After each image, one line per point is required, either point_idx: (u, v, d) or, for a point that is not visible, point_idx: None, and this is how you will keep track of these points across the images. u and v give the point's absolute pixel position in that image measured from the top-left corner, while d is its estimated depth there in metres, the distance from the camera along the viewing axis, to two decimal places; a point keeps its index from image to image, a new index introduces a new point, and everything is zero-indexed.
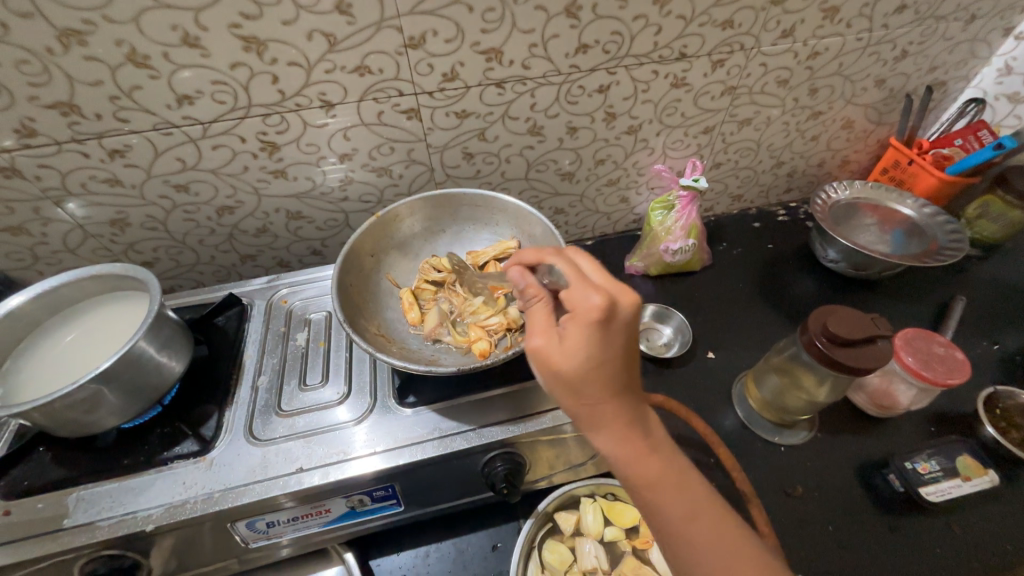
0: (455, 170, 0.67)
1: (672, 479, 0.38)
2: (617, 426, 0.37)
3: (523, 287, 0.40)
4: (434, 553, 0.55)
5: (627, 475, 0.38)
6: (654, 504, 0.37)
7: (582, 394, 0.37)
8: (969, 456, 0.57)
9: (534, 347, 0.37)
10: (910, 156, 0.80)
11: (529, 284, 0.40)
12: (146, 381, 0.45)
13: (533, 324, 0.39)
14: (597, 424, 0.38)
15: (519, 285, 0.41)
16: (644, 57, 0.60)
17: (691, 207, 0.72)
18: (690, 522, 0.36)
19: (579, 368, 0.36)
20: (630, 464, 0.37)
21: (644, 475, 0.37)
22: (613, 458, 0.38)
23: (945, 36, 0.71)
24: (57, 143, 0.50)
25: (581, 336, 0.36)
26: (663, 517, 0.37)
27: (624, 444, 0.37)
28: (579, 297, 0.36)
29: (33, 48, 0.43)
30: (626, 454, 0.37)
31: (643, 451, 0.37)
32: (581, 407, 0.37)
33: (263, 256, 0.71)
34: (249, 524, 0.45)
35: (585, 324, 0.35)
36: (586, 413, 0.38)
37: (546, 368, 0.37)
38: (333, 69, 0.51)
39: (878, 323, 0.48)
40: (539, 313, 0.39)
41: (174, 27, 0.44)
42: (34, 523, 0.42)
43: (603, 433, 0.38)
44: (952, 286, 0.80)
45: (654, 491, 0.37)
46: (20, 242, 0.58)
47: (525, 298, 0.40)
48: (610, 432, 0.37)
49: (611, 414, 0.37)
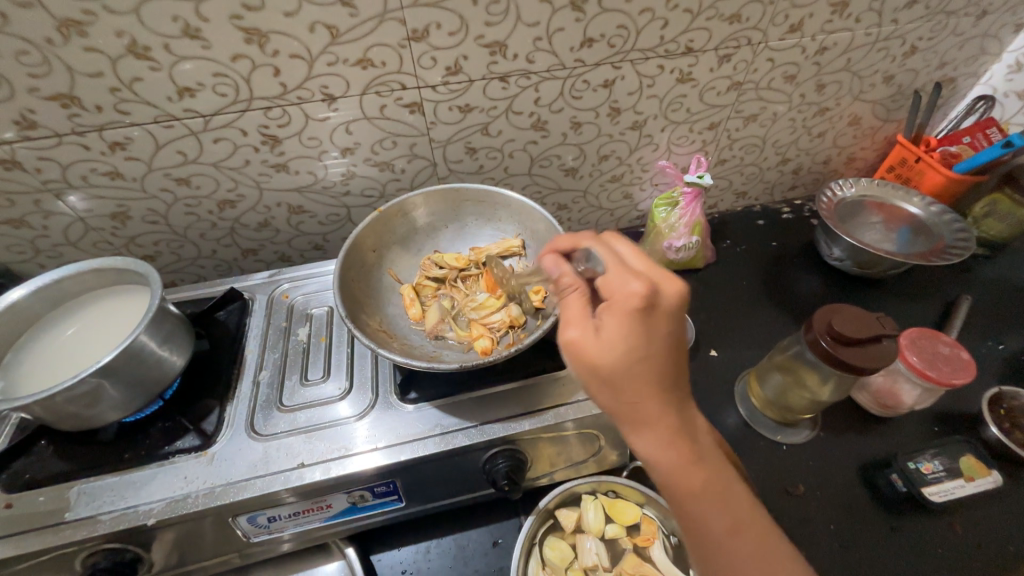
0: (458, 165, 0.67)
1: (718, 491, 0.36)
2: (659, 428, 0.36)
3: (558, 277, 0.40)
4: (435, 548, 0.55)
5: (667, 481, 0.36)
6: (696, 515, 0.35)
7: (622, 389, 0.36)
8: (972, 456, 0.58)
9: (570, 337, 0.37)
10: (916, 154, 0.79)
11: (564, 275, 0.41)
12: (147, 376, 0.45)
13: (569, 315, 0.38)
14: (636, 424, 0.36)
15: (554, 274, 0.41)
16: (650, 51, 0.59)
17: (695, 203, 0.71)
18: (735, 538, 0.34)
19: (618, 360, 0.35)
20: (672, 470, 0.36)
21: (687, 483, 0.35)
22: (653, 462, 0.36)
23: (955, 32, 0.70)
24: (57, 135, 0.49)
25: (621, 325, 0.35)
26: (706, 529, 0.35)
27: (666, 448, 0.36)
28: (618, 285, 0.37)
29: (32, 39, 0.42)
30: (669, 459, 0.36)
31: (685, 457, 0.36)
32: (621, 404, 0.36)
33: (265, 251, 0.70)
34: (250, 519, 0.45)
35: (625, 312, 0.35)
36: (626, 411, 0.36)
37: (582, 359, 0.36)
38: (335, 62, 0.51)
39: (883, 322, 0.48)
40: (574, 304, 0.39)
41: (175, 18, 0.44)
42: (36, 516, 0.42)
43: (643, 435, 0.36)
44: (957, 286, 0.79)
45: (698, 501, 0.35)
46: (21, 235, 0.58)
47: (560, 288, 0.40)
48: (653, 435, 0.36)
49: (652, 414, 0.36)
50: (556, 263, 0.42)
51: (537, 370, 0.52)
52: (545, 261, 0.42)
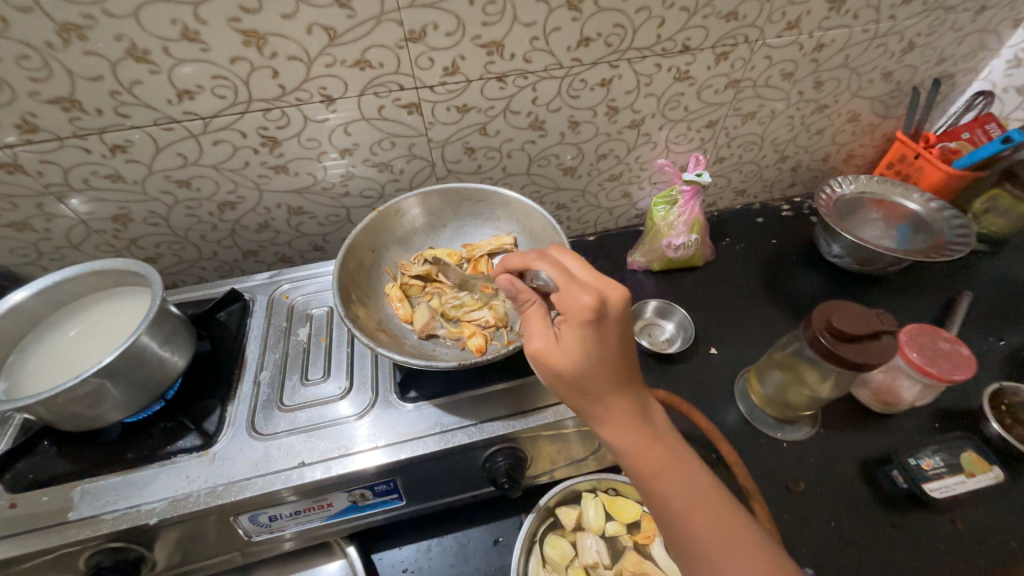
0: (457, 165, 0.67)
1: (678, 470, 0.38)
2: (619, 418, 0.39)
3: (514, 294, 0.40)
4: (436, 547, 0.55)
5: (631, 466, 0.39)
6: (660, 495, 0.38)
7: (584, 389, 0.38)
8: (973, 452, 0.57)
9: (534, 349, 0.38)
10: (916, 150, 0.79)
11: (521, 290, 0.41)
12: (149, 376, 0.45)
13: (530, 327, 0.40)
14: (600, 418, 0.39)
15: (512, 292, 0.41)
16: (647, 50, 0.59)
17: (693, 202, 0.71)
18: (698, 514, 0.37)
19: (578, 366, 0.37)
20: (635, 455, 0.39)
21: (648, 465, 0.38)
22: (617, 449, 0.39)
23: (954, 28, 0.70)
24: (59, 139, 0.50)
25: (576, 335, 0.37)
26: (670, 509, 0.38)
27: (627, 437, 0.39)
28: (569, 298, 0.37)
29: (33, 43, 0.42)
30: (630, 444, 0.39)
31: (645, 445, 0.39)
32: (585, 401, 0.39)
33: (265, 252, 0.71)
34: (252, 517, 0.45)
35: (579, 323, 0.36)
36: (590, 407, 0.39)
37: (547, 369, 0.38)
38: (333, 63, 0.51)
39: (883, 318, 0.48)
40: (534, 317, 0.40)
41: (173, 21, 0.44)
42: (40, 516, 0.42)
43: (606, 427, 0.39)
44: (957, 282, 0.79)
45: (660, 481, 0.38)
46: (24, 238, 0.58)
47: (519, 303, 0.41)
48: (613, 427, 0.39)
49: (612, 407, 0.39)
50: (509, 281, 0.40)
51: (536, 368, 0.53)
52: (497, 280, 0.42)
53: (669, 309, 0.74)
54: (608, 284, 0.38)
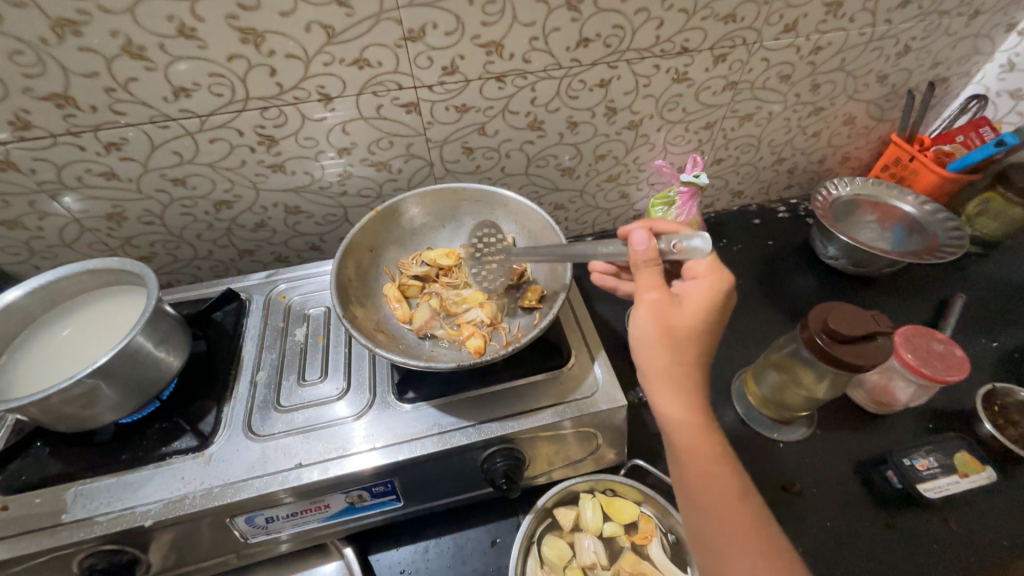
0: (455, 164, 0.67)
1: (727, 458, 0.41)
2: (694, 393, 0.42)
3: (644, 251, 0.43)
4: (434, 547, 0.55)
5: (688, 441, 0.41)
6: (707, 475, 0.40)
7: (683, 351, 0.42)
8: (966, 452, 0.58)
9: (652, 300, 0.42)
10: (911, 153, 0.79)
11: (652, 250, 0.43)
12: (144, 376, 0.45)
13: (649, 282, 0.43)
14: (678, 386, 0.42)
15: (645, 244, 0.43)
16: (645, 51, 0.60)
17: (691, 203, 0.71)
18: (739, 503, 0.39)
19: (692, 325, 0.42)
20: (697, 432, 0.41)
21: (707, 445, 0.41)
22: (681, 423, 0.41)
23: (948, 32, 0.70)
24: (52, 136, 0.49)
25: (704, 299, 0.43)
26: (715, 491, 0.40)
27: (698, 412, 0.41)
28: (709, 272, 0.44)
29: (26, 38, 0.42)
30: (700, 419, 0.41)
31: (709, 426, 0.42)
32: (674, 364, 0.42)
33: (262, 251, 0.70)
34: (248, 519, 0.45)
35: (713, 290, 0.43)
36: (674, 373, 0.42)
37: (661, 320, 0.42)
38: (332, 62, 0.51)
39: (877, 319, 0.49)
40: (655, 276, 0.43)
41: (170, 17, 0.44)
42: (32, 518, 0.42)
43: (681, 396, 0.42)
44: (951, 284, 0.80)
45: (713, 462, 0.40)
46: (16, 236, 0.58)
47: (642, 259, 0.43)
48: (690, 397, 0.41)
49: (692, 380, 0.42)
50: (646, 236, 0.43)
51: (534, 369, 0.52)
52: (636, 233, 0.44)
53: None
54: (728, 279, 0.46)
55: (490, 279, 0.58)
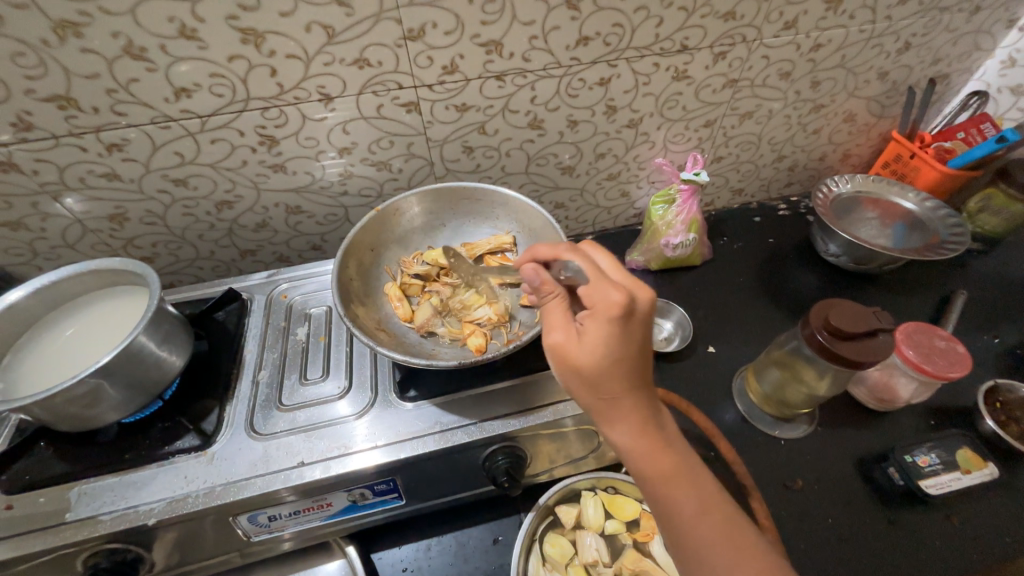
0: (455, 164, 0.67)
1: (680, 475, 0.38)
2: (633, 420, 0.39)
3: (537, 285, 0.42)
4: (436, 546, 0.55)
5: (639, 469, 0.39)
6: (665, 499, 0.38)
7: (601, 388, 0.38)
8: (968, 449, 0.57)
9: (553, 343, 0.39)
10: (912, 150, 0.79)
11: (544, 281, 0.41)
12: (147, 375, 0.45)
13: (551, 321, 0.40)
14: (613, 418, 0.39)
15: (535, 282, 0.42)
16: (645, 49, 0.60)
17: (691, 201, 0.72)
18: (702, 519, 0.37)
19: (596, 363, 0.37)
20: (644, 459, 0.39)
21: (659, 469, 0.38)
22: (627, 452, 0.39)
23: (949, 28, 0.70)
24: (55, 137, 0.49)
25: (599, 329, 0.37)
26: (676, 512, 0.38)
27: (640, 439, 0.39)
28: (599, 295, 0.38)
29: (28, 40, 0.42)
30: (641, 446, 0.39)
31: (657, 446, 0.39)
32: (599, 400, 0.39)
33: (263, 251, 0.70)
34: (251, 518, 0.45)
35: (606, 317, 0.37)
36: (604, 406, 0.39)
37: (567, 362, 0.39)
38: (332, 62, 0.51)
39: (879, 316, 0.48)
40: (555, 309, 0.41)
41: (170, 18, 0.44)
42: (36, 517, 0.42)
43: (619, 427, 0.39)
44: (952, 281, 0.80)
45: (668, 484, 0.38)
46: (19, 237, 0.58)
47: (541, 294, 0.42)
48: (626, 426, 0.39)
49: (626, 407, 0.39)
50: (534, 269, 0.41)
51: (536, 367, 0.53)
52: (523, 267, 0.42)
53: (667, 308, 0.74)
54: (638, 287, 0.39)
55: (497, 261, 0.60)
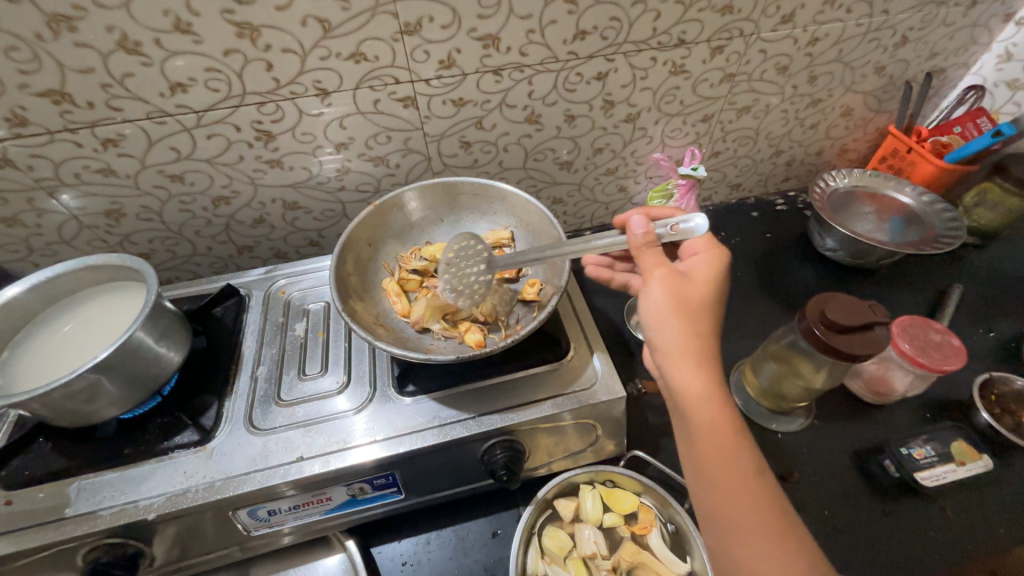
0: (453, 159, 0.67)
1: (743, 434, 0.41)
2: (713, 368, 0.43)
3: (645, 231, 0.49)
4: (435, 540, 0.55)
5: (707, 416, 0.41)
6: (729, 452, 0.40)
7: (698, 325, 0.44)
8: (963, 441, 0.58)
9: (664, 274, 0.46)
10: (909, 144, 0.79)
11: (650, 231, 0.49)
12: (146, 371, 0.45)
13: (656, 262, 0.48)
14: (698, 359, 0.42)
15: (643, 228, 0.49)
16: (643, 43, 0.59)
17: (690, 195, 0.71)
18: (758, 480, 0.39)
19: (702, 299, 0.45)
20: (718, 406, 0.41)
21: (726, 421, 0.41)
22: (703, 396, 0.41)
23: (946, 22, 0.70)
24: (49, 133, 0.49)
25: (707, 272, 0.48)
26: (736, 467, 0.39)
27: (716, 388, 0.42)
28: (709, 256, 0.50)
29: (22, 34, 0.42)
30: (717, 395, 0.41)
31: (726, 401, 0.42)
32: (690, 336, 0.43)
33: (261, 247, 0.70)
34: (251, 512, 0.45)
35: (714, 265, 0.48)
36: (693, 344, 0.43)
37: (674, 293, 0.45)
38: (328, 56, 0.51)
39: (876, 309, 0.49)
40: (658, 256, 0.49)
41: (165, 12, 0.43)
42: (35, 512, 0.42)
43: (700, 369, 0.42)
44: (948, 275, 0.80)
45: (734, 440, 0.40)
46: (15, 233, 0.58)
47: (644, 240, 0.49)
48: (705, 371, 0.42)
49: (708, 353, 0.43)
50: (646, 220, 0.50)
51: (534, 361, 0.53)
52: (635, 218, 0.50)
53: None
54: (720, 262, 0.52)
55: (461, 249, 0.55)
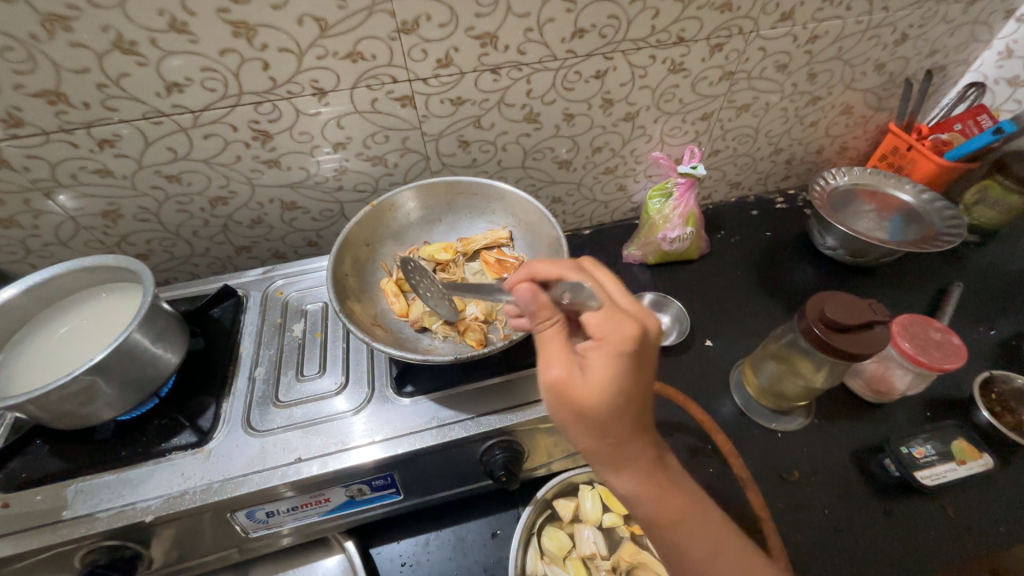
0: (451, 158, 0.67)
1: (692, 512, 0.38)
2: (640, 465, 0.37)
3: (534, 308, 0.38)
4: (434, 541, 0.55)
5: (647, 515, 0.38)
6: (679, 539, 0.38)
7: (607, 433, 0.36)
8: (964, 440, 0.58)
9: (553, 380, 0.35)
10: (909, 142, 0.79)
11: (542, 307, 0.37)
12: (143, 373, 0.45)
13: (547, 355, 0.36)
14: (619, 463, 0.37)
15: (532, 307, 0.37)
16: (641, 41, 0.59)
17: (689, 194, 0.71)
18: (717, 555, 0.38)
19: (603, 403, 0.34)
20: (654, 503, 0.37)
21: (668, 514, 0.37)
22: (634, 497, 0.38)
23: (946, 19, 0.70)
24: (45, 133, 0.49)
25: (611, 366, 0.34)
26: (692, 555, 0.38)
27: (646, 484, 0.37)
28: (610, 325, 0.35)
29: (16, 34, 0.42)
30: (650, 492, 0.37)
31: (664, 491, 0.37)
32: (604, 447, 0.36)
33: (259, 248, 0.70)
34: (249, 514, 0.45)
35: (616, 351, 0.34)
36: (608, 454, 0.37)
37: (568, 404, 0.35)
38: (325, 55, 0.50)
39: (875, 308, 0.48)
40: (552, 342, 0.37)
41: (160, 11, 0.43)
42: (33, 515, 0.42)
43: (626, 472, 0.37)
44: (949, 273, 0.80)
45: (679, 528, 0.37)
46: (12, 234, 0.57)
47: (537, 321, 0.38)
48: (631, 473, 0.37)
49: (633, 451, 0.37)
50: (533, 292, 0.37)
51: (533, 362, 0.53)
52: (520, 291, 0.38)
53: (665, 302, 0.74)
54: (647, 314, 0.37)
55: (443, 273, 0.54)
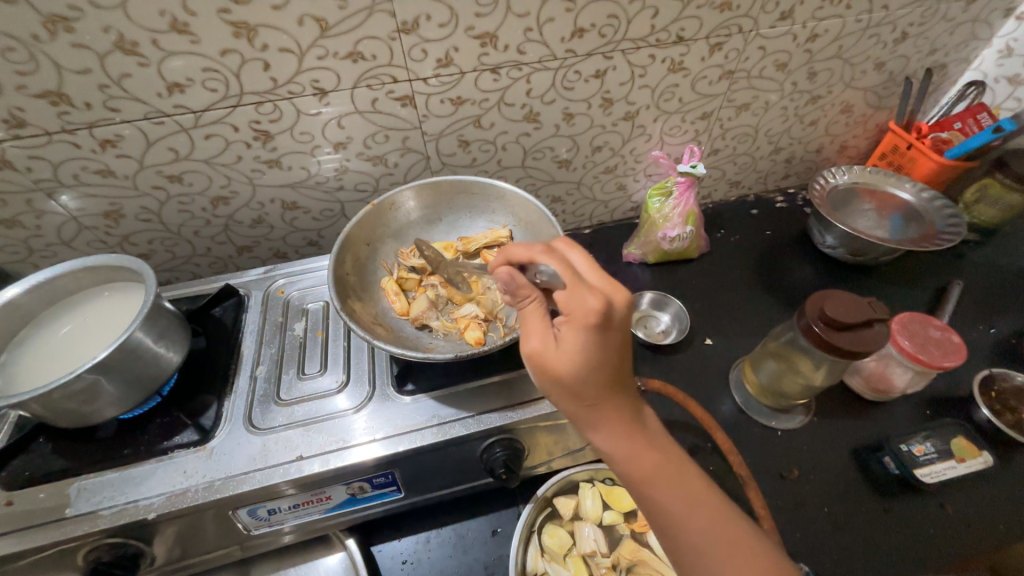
0: (451, 158, 0.67)
1: (668, 469, 0.38)
2: (615, 424, 0.39)
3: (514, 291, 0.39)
4: (435, 538, 0.56)
5: (625, 472, 0.39)
6: (654, 497, 0.38)
7: (582, 396, 0.38)
8: (964, 437, 0.58)
9: (531, 350, 0.38)
10: (908, 141, 0.79)
11: (521, 287, 0.39)
12: (145, 371, 0.45)
13: (527, 328, 0.39)
14: (595, 423, 0.39)
15: (510, 287, 0.39)
16: (641, 41, 0.59)
17: (688, 193, 0.71)
18: (693, 513, 0.37)
19: (574, 370, 0.36)
20: (629, 460, 0.39)
21: (642, 470, 0.38)
22: (612, 455, 0.39)
23: (945, 18, 0.70)
24: (47, 133, 0.49)
25: (578, 338, 0.36)
26: (669, 514, 0.37)
27: (622, 442, 0.38)
28: (575, 300, 0.36)
29: (19, 35, 0.42)
30: (625, 450, 0.38)
31: (639, 449, 0.39)
32: (579, 408, 0.39)
33: (260, 247, 0.70)
34: (251, 511, 0.45)
35: (581, 326, 0.35)
36: (584, 414, 0.39)
37: (545, 371, 0.37)
38: (326, 55, 0.50)
39: (874, 306, 0.49)
40: (533, 316, 0.39)
41: (162, 12, 0.43)
42: (35, 513, 0.42)
43: (602, 432, 0.39)
44: (948, 271, 0.80)
45: (654, 485, 0.38)
46: (15, 234, 0.58)
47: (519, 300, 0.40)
48: (607, 431, 0.39)
49: (607, 412, 0.38)
50: (508, 274, 0.39)
51: None
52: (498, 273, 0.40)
53: (664, 301, 0.74)
54: (616, 287, 0.37)
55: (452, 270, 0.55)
